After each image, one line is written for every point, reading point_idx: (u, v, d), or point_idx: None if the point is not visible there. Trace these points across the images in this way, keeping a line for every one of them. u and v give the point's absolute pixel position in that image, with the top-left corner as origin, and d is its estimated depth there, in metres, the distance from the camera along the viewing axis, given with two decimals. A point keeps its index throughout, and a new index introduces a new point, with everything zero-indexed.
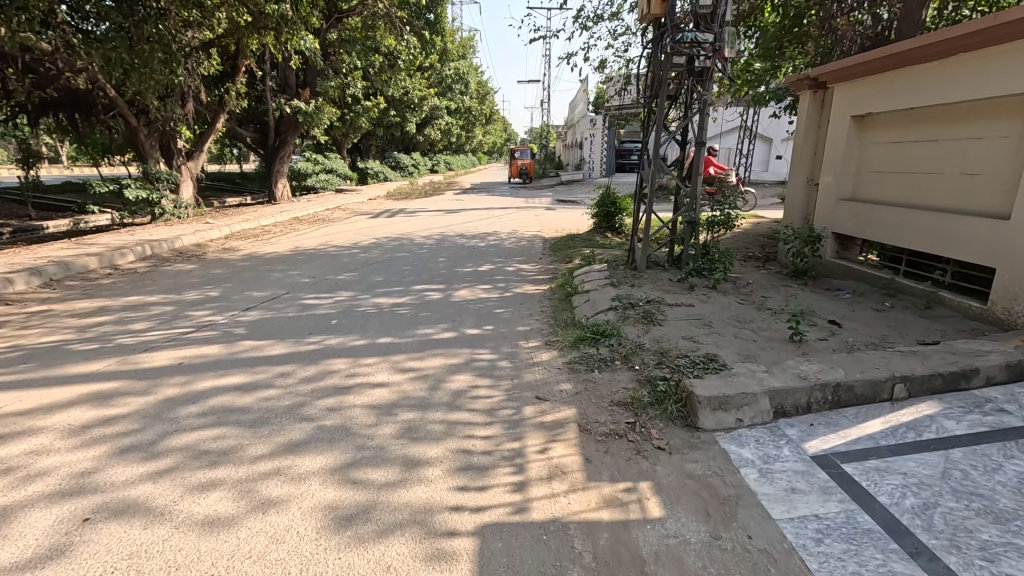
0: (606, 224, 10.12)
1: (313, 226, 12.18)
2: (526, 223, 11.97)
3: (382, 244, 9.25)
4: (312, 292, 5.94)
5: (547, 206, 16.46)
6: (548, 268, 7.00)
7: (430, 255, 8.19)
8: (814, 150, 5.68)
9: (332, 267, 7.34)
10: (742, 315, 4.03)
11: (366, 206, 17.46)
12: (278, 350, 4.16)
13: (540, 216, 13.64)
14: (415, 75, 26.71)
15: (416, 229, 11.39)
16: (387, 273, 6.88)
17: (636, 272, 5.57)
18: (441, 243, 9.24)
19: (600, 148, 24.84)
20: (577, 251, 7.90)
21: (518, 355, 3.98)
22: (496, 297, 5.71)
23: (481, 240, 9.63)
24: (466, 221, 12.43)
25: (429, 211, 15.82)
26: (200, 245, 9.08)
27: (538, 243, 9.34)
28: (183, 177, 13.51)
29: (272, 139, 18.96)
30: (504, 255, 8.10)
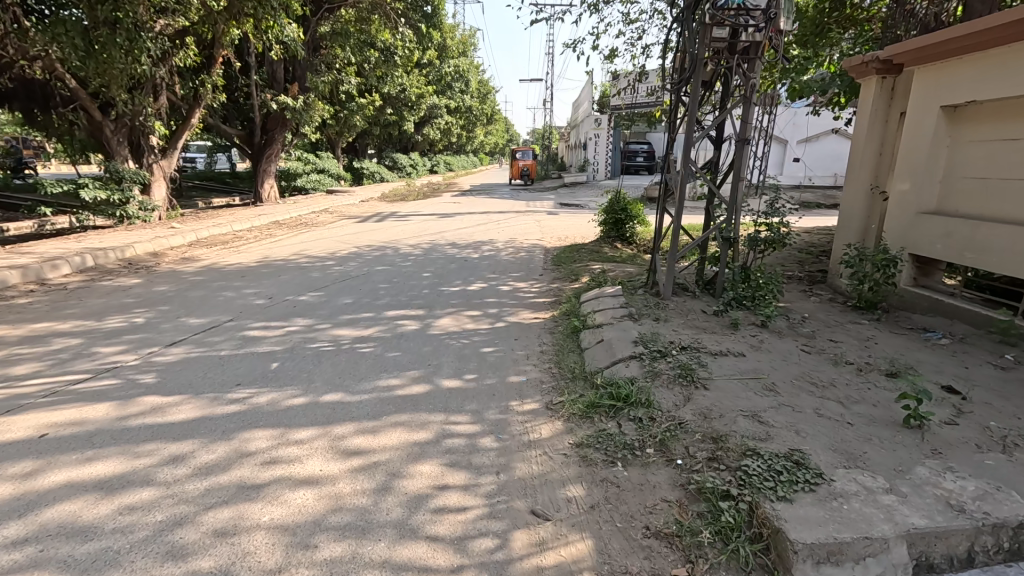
0: (616, 233, 9.04)
1: (292, 231, 11.13)
2: (525, 230, 10.90)
3: (363, 254, 8.18)
4: (262, 319, 4.87)
5: (549, 210, 15.39)
6: (550, 289, 5.93)
7: (414, 269, 7.11)
8: (880, 148, 4.60)
9: (297, 284, 6.26)
10: (815, 373, 2.94)
11: (357, 208, 16.44)
12: (186, 414, 3.09)
13: (542, 222, 12.57)
14: (413, 72, 25.69)
15: (403, 236, 10.32)
16: (358, 294, 5.80)
17: (660, 301, 4.46)
18: (429, 254, 8.16)
19: (606, 148, 23.78)
20: (584, 266, 6.81)
21: (508, 428, 2.90)
22: (485, 328, 4.63)
23: (474, 250, 8.56)
24: (460, 227, 11.37)
25: (422, 214, 14.77)
26: (155, 254, 8.03)
27: (538, 255, 8.26)
28: (154, 176, 12.47)
29: (259, 137, 17.92)
30: (499, 270, 7.02)
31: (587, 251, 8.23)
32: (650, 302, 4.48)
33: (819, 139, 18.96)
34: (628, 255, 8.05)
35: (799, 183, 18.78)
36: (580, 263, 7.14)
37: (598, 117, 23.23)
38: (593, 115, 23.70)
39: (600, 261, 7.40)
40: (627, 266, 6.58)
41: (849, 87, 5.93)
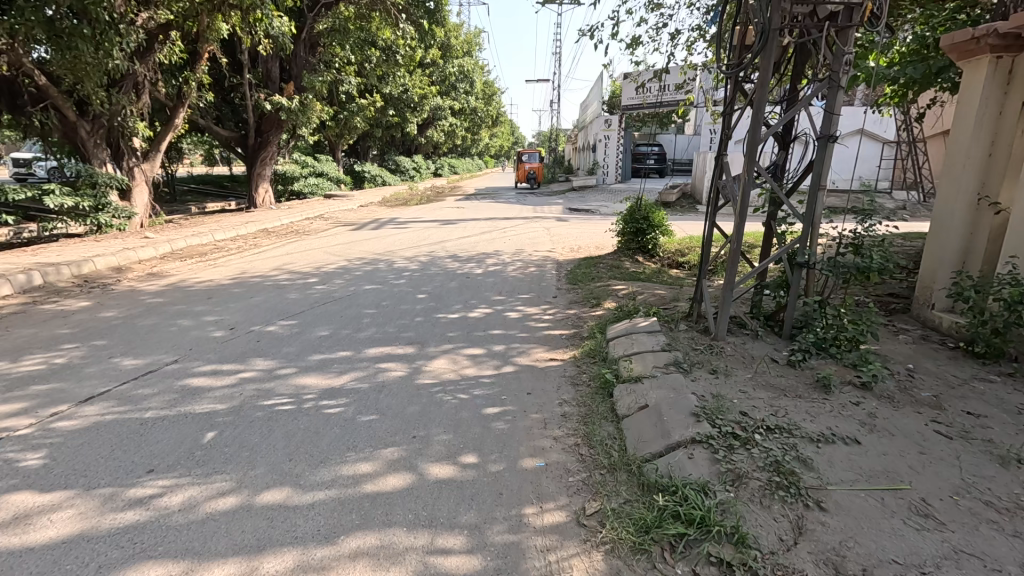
0: (636, 244, 8.10)
1: (279, 241, 10.27)
2: (533, 240, 9.95)
3: (352, 270, 7.25)
4: (213, 361, 3.93)
5: (558, 216, 14.50)
6: (565, 316, 5.00)
7: (408, 289, 6.20)
8: (991, 147, 3.63)
9: (269, 309, 5.32)
10: (980, 485, 1.99)
11: (355, 214, 15.63)
12: (58, 529, 2.15)
13: (551, 229, 11.67)
14: (415, 72, 24.89)
15: (399, 246, 9.39)
16: (337, 323, 4.85)
17: (715, 346, 3.48)
18: (426, 270, 7.21)
19: (616, 151, 22.87)
20: (605, 286, 5.86)
21: (521, 562, 1.94)
22: (489, 375, 3.67)
23: (477, 264, 7.62)
24: (462, 236, 10.48)
25: (422, 221, 13.86)
26: (119, 270, 7.15)
27: (549, 269, 7.29)
28: (134, 180, 11.63)
29: (253, 138, 17.09)
30: (506, 289, 6.06)
31: (605, 265, 7.27)
32: (702, 345, 3.52)
33: (842, 141, 17.99)
34: (651, 271, 7.10)
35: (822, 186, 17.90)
36: (598, 282, 6.19)
37: (608, 118, 22.33)
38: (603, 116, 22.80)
39: (621, 278, 6.46)
40: (656, 287, 5.61)
41: (925, 75, 4.99)
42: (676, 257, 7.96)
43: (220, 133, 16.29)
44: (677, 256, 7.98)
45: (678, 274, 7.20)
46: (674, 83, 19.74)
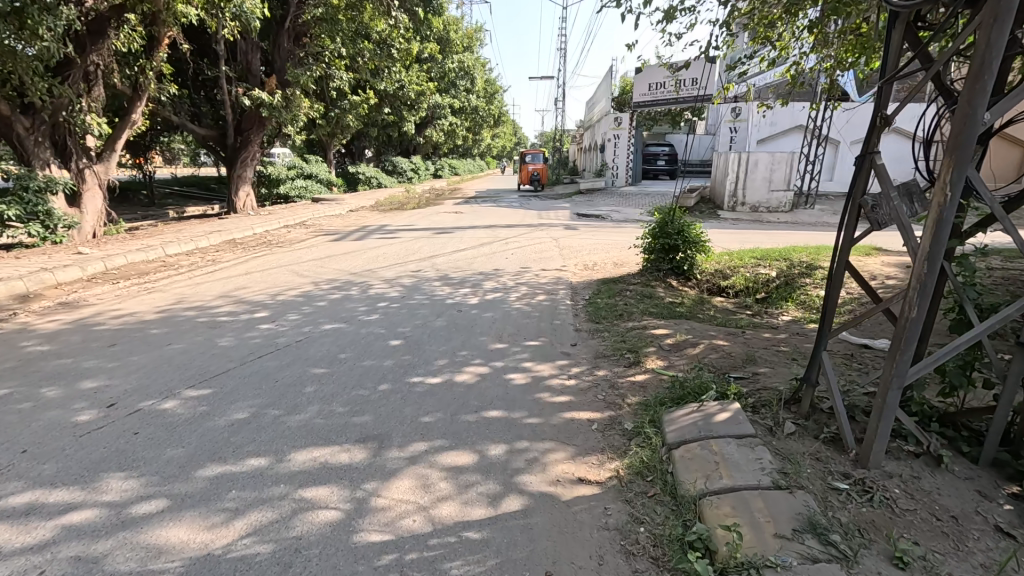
0: (666, 265, 6.59)
1: (244, 256, 8.81)
2: (539, 255, 8.48)
3: (314, 299, 5.77)
4: (40, 482, 2.46)
5: (566, 224, 13.03)
6: (593, 383, 3.52)
7: (380, 330, 4.73)
8: None
9: (182, 367, 3.85)
10: None
11: (342, 220, 14.20)
12: None
13: (560, 240, 10.19)
14: (411, 67, 23.50)
15: (380, 262, 7.91)
16: (267, 396, 3.38)
17: (877, 488, 2.01)
18: (407, 299, 5.74)
19: (627, 151, 21.37)
20: (639, 331, 4.39)
21: None
22: (478, 522, 2.19)
23: (473, 291, 6.13)
24: (457, 250, 9.00)
25: (415, 229, 12.42)
26: (23, 300, 5.69)
27: (562, 298, 5.82)
28: (85, 184, 10.19)
29: (232, 138, 15.65)
30: (508, 332, 4.58)
31: (632, 293, 5.78)
32: (845, 481, 2.07)
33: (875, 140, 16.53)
34: (691, 302, 5.63)
35: None
36: (630, 322, 4.71)
37: (618, 115, 20.88)
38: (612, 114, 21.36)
39: (657, 315, 4.97)
40: (712, 335, 4.14)
41: None
42: (716, 281, 6.50)
43: (195, 131, 14.90)
44: (716, 278, 6.53)
45: (724, 304, 5.75)
46: (690, 77, 18.28)
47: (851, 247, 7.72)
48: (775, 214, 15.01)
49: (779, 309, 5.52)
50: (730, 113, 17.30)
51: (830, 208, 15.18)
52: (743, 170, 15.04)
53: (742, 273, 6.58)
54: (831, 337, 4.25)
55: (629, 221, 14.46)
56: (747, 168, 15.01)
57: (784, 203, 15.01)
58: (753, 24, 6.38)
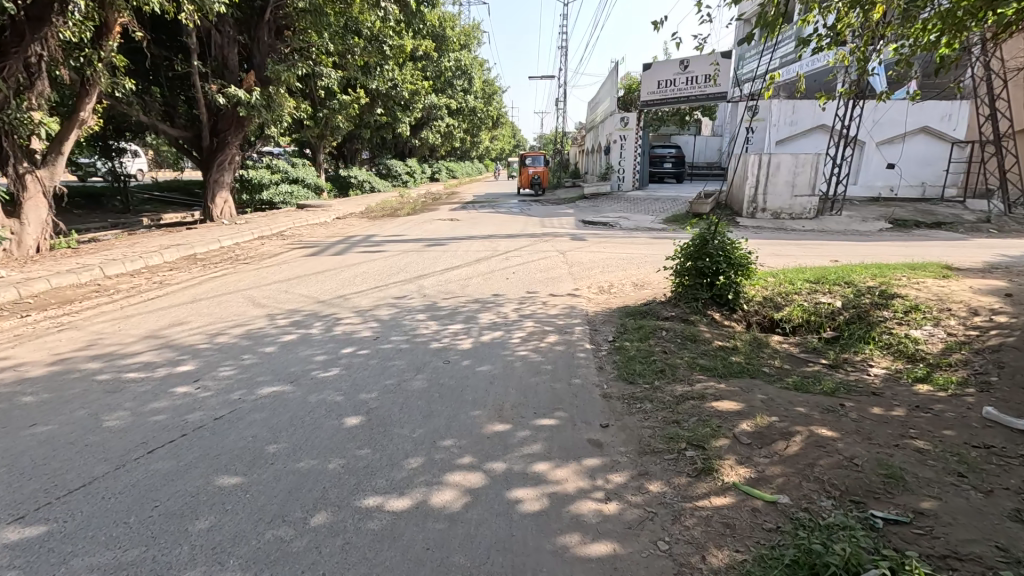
0: (709, 295, 5.30)
1: (199, 276, 7.54)
2: (545, 276, 7.23)
3: (263, 344, 4.51)
4: None
5: (572, 233, 11.80)
6: (646, 515, 2.25)
7: (338, 396, 3.47)
8: None
9: (28, 473, 2.59)
10: None
11: (325, 229, 12.97)
12: None
13: (567, 255, 8.95)
14: (405, 65, 22.30)
15: (357, 285, 6.65)
16: (130, 543, 2.12)
17: None
18: (380, 344, 4.48)
19: (633, 153, 20.12)
20: (696, 406, 3.13)
21: None
22: None
23: (466, 329, 4.88)
24: (450, 268, 7.76)
25: (404, 240, 11.17)
26: None
27: (578, 339, 4.56)
28: (27, 194, 8.88)
29: (207, 139, 14.44)
30: (512, 404, 3.32)
31: (671, 334, 4.50)
32: None
33: (905, 140, 15.36)
34: (746, 346, 4.38)
35: (880, 194, 15.76)
36: (679, 388, 3.45)
37: (624, 115, 19.61)
38: (617, 113, 20.12)
39: (713, 372, 3.71)
40: (807, 418, 2.87)
41: None
42: (767, 313, 5.26)
43: (167, 132, 13.71)
44: (767, 310, 5.28)
45: (786, 347, 4.50)
46: (702, 73, 17.06)
47: (916, 267, 6.50)
48: (799, 220, 13.80)
49: (860, 356, 4.28)
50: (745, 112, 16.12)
51: (858, 215, 13.98)
52: (764, 173, 13.84)
53: (798, 302, 5.33)
54: (972, 417, 2.98)
55: (641, 230, 13.24)
56: (769, 171, 13.83)
57: (809, 209, 13.79)
58: (799, 1, 5.19)
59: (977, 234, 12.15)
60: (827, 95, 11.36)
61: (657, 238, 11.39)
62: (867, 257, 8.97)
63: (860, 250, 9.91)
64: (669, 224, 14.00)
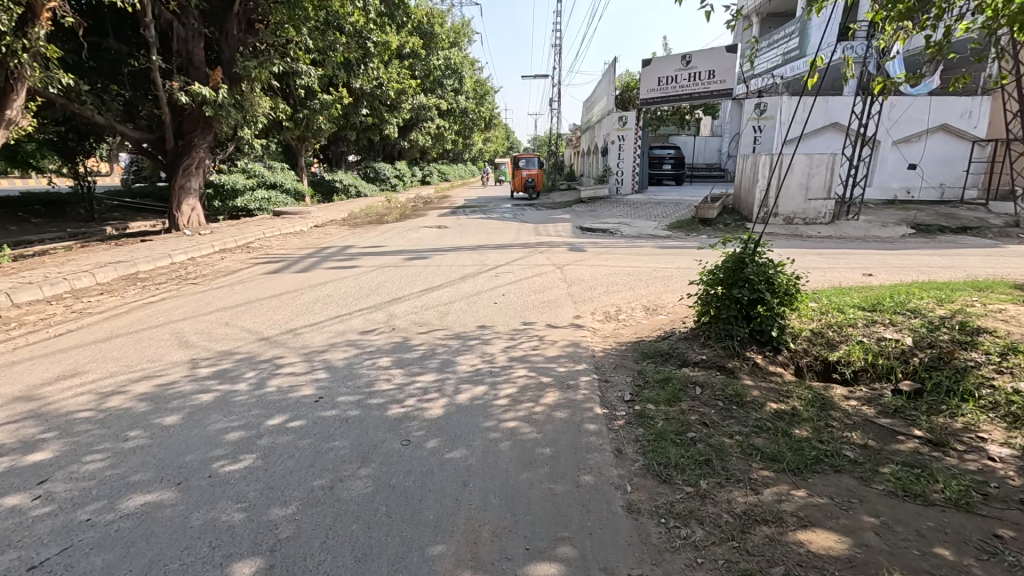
0: (748, 328, 4.20)
1: (131, 302, 6.37)
2: (540, 300, 6.14)
3: (165, 411, 3.38)
4: None
5: (570, 242, 10.75)
6: None
7: (234, 516, 2.34)
8: None
9: None
10: None
11: (299, 240, 11.83)
12: None
13: (566, 271, 7.87)
14: (391, 63, 21.20)
15: (313, 315, 5.52)
16: None
17: None
18: (322, 410, 3.37)
19: (633, 154, 19.09)
20: (776, 542, 2.03)
21: None
22: None
23: (439, 382, 3.77)
24: (430, 289, 6.65)
25: (383, 252, 10.06)
26: None
27: (585, 399, 3.47)
28: None
29: (172, 141, 13.31)
30: (492, 529, 2.22)
31: (709, 391, 3.42)
32: None
33: (923, 137, 14.43)
34: (809, 409, 3.30)
35: (896, 196, 14.85)
36: (739, 497, 2.36)
37: (623, 114, 18.56)
38: (615, 112, 19.06)
39: (779, 462, 2.62)
40: None
41: None
42: (820, 353, 4.19)
43: (127, 133, 12.57)
44: (819, 350, 4.21)
45: (858, 409, 3.43)
46: (705, 69, 16.07)
47: (982, 286, 5.46)
48: (813, 226, 12.83)
49: (962, 422, 3.22)
50: (753, 109, 15.11)
51: (876, 219, 13.00)
52: (776, 175, 12.82)
53: (857, 339, 4.27)
54: None
55: (644, 238, 12.20)
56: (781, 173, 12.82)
57: (823, 213, 12.83)
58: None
59: (1008, 240, 11.20)
60: (878, 82, 9.67)
61: (662, 248, 10.33)
62: (901, 271, 7.96)
63: (890, 261, 8.90)
64: (674, 230, 12.97)
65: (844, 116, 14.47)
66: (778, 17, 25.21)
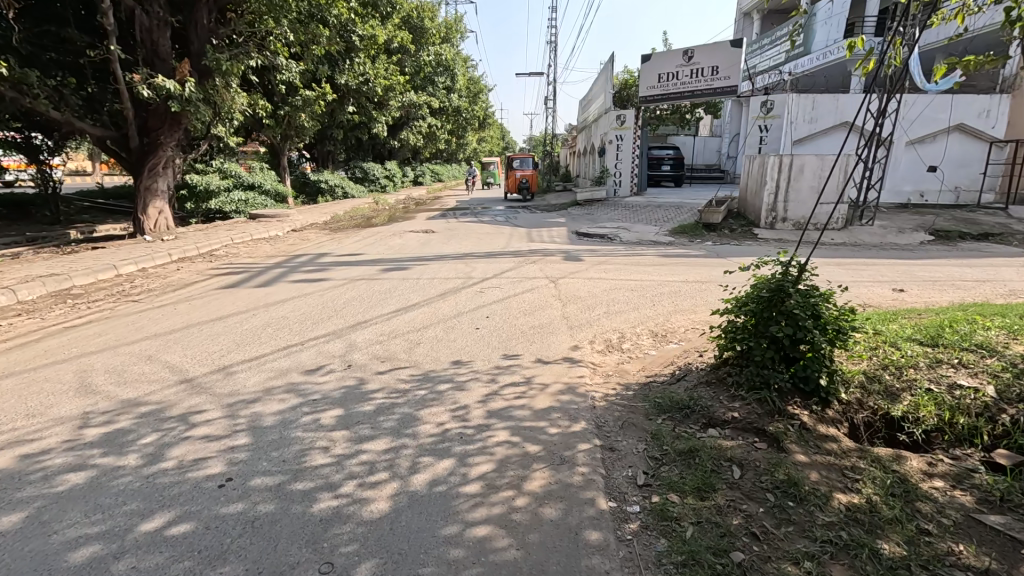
0: (789, 374, 3.32)
1: (50, 326, 5.42)
2: (530, 324, 5.24)
3: (8, 505, 2.46)
4: None
5: (565, 250, 9.88)
6: None
7: None
8: None
9: None
10: None
11: (272, 246, 10.91)
12: None
13: (560, 286, 6.98)
14: (378, 59, 20.27)
15: (256, 347, 4.59)
16: None
17: None
18: (223, 504, 2.45)
19: (631, 154, 18.24)
20: None
21: None
22: None
23: (392, 454, 2.86)
24: (403, 310, 5.73)
25: (360, 261, 9.14)
26: None
27: (585, 485, 2.57)
28: None
29: (136, 138, 12.35)
30: None
31: (753, 476, 2.54)
32: None
33: (939, 137, 13.62)
34: (889, 502, 2.43)
35: (909, 200, 14.04)
36: None
37: (621, 112, 17.69)
38: (613, 111, 18.20)
39: None
40: None
41: None
42: (879, 406, 3.33)
43: (87, 130, 11.62)
44: (877, 401, 3.35)
45: (951, 497, 2.55)
46: (708, 64, 15.24)
47: None
48: (825, 231, 12.02)
49: None
50: (759, 107, 14.25)
51: (892, 224, 12.18)
52: (787, 177, 11.98)
53: (924, 388, 3.41)
54: None
55: (645, 245, 11.32)
56: (791, 175, 11.98)
57: (836, 218, 12.03)
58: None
59: None
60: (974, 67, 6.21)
61: (666, 257, 9.44)
62: (937, 286, 7.09)
63: (918, 273, 8.06)
64: (676, 236, 12.11)
65: (855, 115, 13.65)
66: (780, 14, 24.41)
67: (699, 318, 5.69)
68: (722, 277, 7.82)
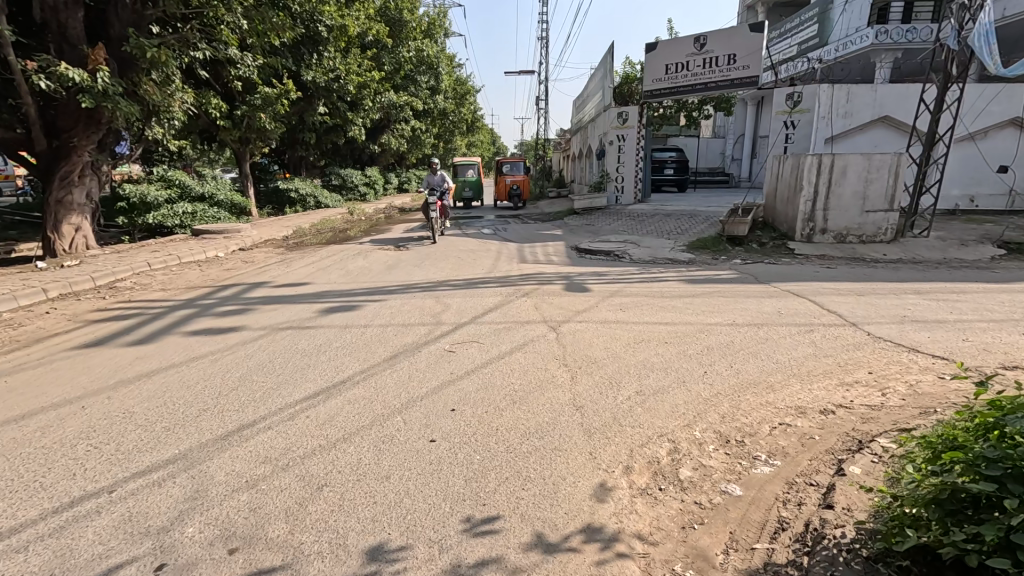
0: None
1: None
2: (518, 430, 3.18)
3: None
4: None
5: (566, 275, 7.91)
6: None
7: None
8: None
9: None
10: None
11: (201, 272, 8.81)
12: None
13: (563, 338, 4.99)
14: (351, 53, 18.37)
15: (14, 508, 2.51)
16: None
17: None
18: None
19: (635, 156, 16.31)
20: None
21: None
22: None
23: None
24: (319, 398, 3.65)
25: (302, 294, 7.07)
26: None
27: None
28: None
29: (43, 141, 10.20)
30: None
31: None
32: None
33: (989, 134, 11.78)
34: None
35: (956, 206, 12.16)
36: None
37: (623, 109, 15.82)
38: (613, 108, 16.32)
39: None
40: None
41: None
42: None
43: None
44: None
45: None
46: (722, 53, 13.37)
47: None
48: (873, 245, 10.10)
49: None
50: (784, 101, 12.45)
51: (950, 236, 10.26)
52: (826, 181, 10.04)
53: None
54: None
55: (660, 264, 9.36)
56: (832, 178, 10.02)
57: (884, 228, 10.12)
58: None
59: None
60: None
61: (692, 284, 7.48)
62: None
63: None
64: (696, 252, 10.16)
65: (897, 109, 11.78)
66: (787, 6, 22.72)
67: (783, 406, 3.64)
68: (778, 316, 5.81)
